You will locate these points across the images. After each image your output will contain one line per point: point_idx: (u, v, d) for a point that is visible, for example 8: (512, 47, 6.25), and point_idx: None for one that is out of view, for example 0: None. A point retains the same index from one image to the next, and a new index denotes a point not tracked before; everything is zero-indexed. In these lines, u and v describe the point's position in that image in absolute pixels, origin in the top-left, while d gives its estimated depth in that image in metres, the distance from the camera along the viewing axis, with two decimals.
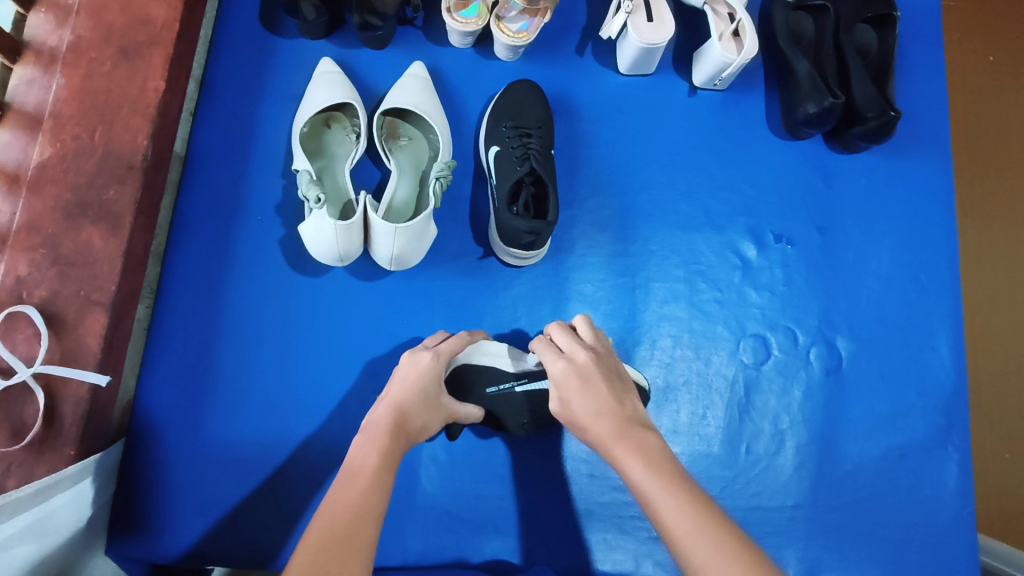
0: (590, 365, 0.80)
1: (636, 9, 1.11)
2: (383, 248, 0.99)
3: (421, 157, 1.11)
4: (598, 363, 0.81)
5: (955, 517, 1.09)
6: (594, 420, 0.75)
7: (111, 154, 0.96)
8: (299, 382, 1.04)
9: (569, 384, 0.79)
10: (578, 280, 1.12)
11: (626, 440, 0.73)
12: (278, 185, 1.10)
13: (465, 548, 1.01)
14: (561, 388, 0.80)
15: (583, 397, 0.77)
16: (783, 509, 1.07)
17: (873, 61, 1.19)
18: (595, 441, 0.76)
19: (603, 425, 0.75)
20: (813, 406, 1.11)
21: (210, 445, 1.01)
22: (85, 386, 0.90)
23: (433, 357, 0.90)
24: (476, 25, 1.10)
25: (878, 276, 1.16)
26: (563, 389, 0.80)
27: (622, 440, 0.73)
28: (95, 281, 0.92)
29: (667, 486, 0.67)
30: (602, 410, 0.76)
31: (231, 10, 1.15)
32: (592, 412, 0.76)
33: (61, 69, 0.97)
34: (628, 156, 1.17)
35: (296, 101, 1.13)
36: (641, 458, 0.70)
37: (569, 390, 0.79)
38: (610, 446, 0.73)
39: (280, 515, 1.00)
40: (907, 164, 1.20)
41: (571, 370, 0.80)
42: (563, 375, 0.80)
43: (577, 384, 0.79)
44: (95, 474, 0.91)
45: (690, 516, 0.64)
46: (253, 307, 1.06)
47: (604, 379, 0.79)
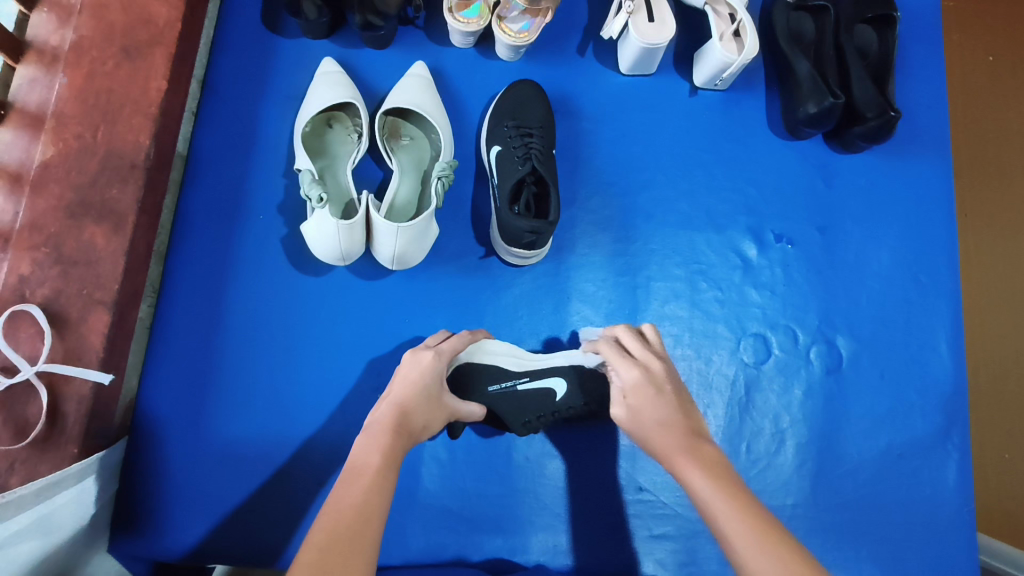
0: (663, 376, 0.86)
1: (637, 10, 1.12)
2: (386, 247, 0.99)
3: (422, 157, 1.11)
4: (671, 375, 0.86)
5: (955, 515, 1.09)
6: (663, 430, 0.79)
7: (113, 154, 0.96)
8: (301, 381, 1.04)
9: (642, 391, 0.84)
10: (579, 279, 1.13)
11: (689, 454, 0.75)
12: (280, 184, 1.10)
13: (466, 547, 1.02)
14: (633, 395, 0.85)
15: (657, 407, 0.82)
16: (784, 507, 1.08)
17: (874, 62, 1.19)
18: (658, 451, 0.78)
19: (670, 435, 0.78)
20: (813, 405, 1.12)
21: (212, 444, 1.01)
22: (88, 385, 0.90)
23: (435, 356, 0.90)
24: (477, 25, 1.10)
25: (878, 276, 1.16)
26: (636, 396, 0.84)
27: (685, 452, 0.75)
28: (98, 280, 0.92)
29: (728, 503, 0.69)
30: (674, 421, 0.80)
31: (232, 10, 1.15)
32: (663, 422, 0.80)
33: (63, 69, 0.97)
34: (629, 156, 1.17)
35: (298, 101, 1.13)
36: (703, 470, 0.72)
37: (643, 398, 0.83)
38: (670, 455, 0.76)
39: (282, 513, 1.00)
40: (907, 164, 1.20)
41: (647, 380, 0.85)
42: (638, 382, 0.85)
43: (651, 393, 0.83)
44: (98, 472, 0.91)
45: (745, 528, 0.66)
46: (255, 306, 1.06)
47: (676, 392, 0.84)
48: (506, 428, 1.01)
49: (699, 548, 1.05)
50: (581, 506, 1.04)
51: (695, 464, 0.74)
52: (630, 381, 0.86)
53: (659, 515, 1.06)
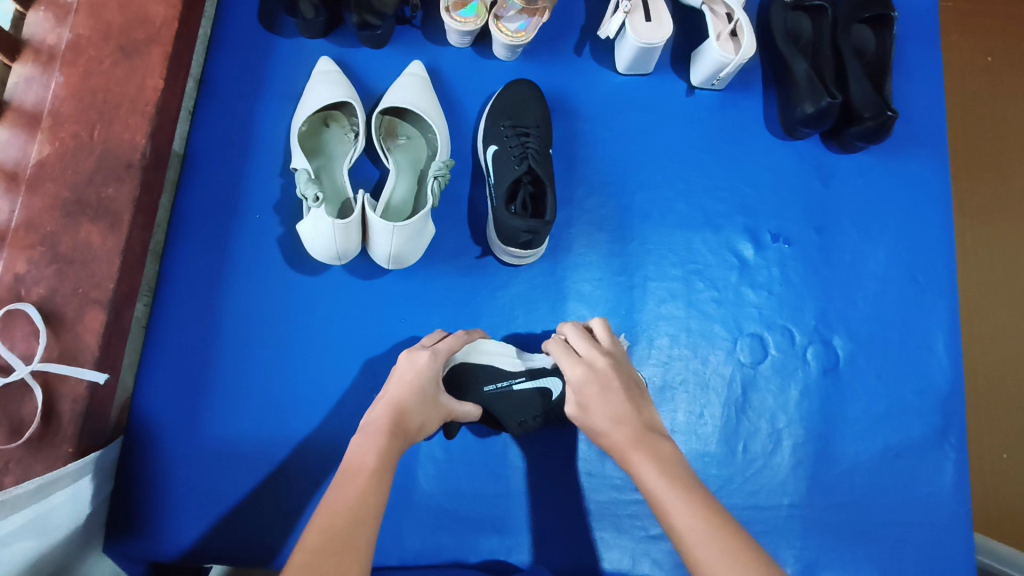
0: (608, 372, 0.83)
1: (635, 9, 1.11)
2: (382, 246, 0.99)
3: (419, 156, 1.11)
4: (616, 370, 0.84)
5: (952, 516, 1.09)
6: (613, 426, 0.78)
7: (110, 153, 0.96)
8: (297, 380, 1.04)
9: (590, 390, 0.81)
10: (576, 279, 1.13)
11: (642, 449, 0.76)
12: (277, 184, 1.10)
13: (463, 547, 1.02)
14: (580, 394, 0.82)
15: (606, 402, 0.80)
16: (780, 507, 1.08)
17: (871, 61, 1.19)
18: (612, 446, 0.79)
19: (624, 431, 0.78)
20: (810, 405, 1.12)
21: (208, 443, 1.01)
22: (84, 384, 0.90)
23: (430, 356, 0.90)
24: (474, 25, 1.10)
25: (876, 276, 1.16)
26: (583, 394, 0.82)
27: (638, 447, 0.76)
28: (94, 279, 0.92)
29: (682, 500, 0.70)
30: (625, 414, 0.79)
31: (230, 10, 1.15)
32: (617, 418, 0.79)
33: (60, 68, 0.97)
34: (626, 156, 1.17)
35: (295, 100, 1.13)
36: (653, 462, 0.74)
37: (590, 396, 0.81)
38: (627, 452, 0.77)
39: (279, 513, 1.00)
40: (904, 164, 1.20)
41: (592, 377, 0.82)
42: (584, 381, 0.82)
43: (601, 389, 0.81)
44: (94, 471, 0.91)
45: (698, 523, 0.68)
46: (252, 305, 1.06)
47: (623, 386, 0.82)
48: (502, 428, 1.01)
49: None
50: (578, 507, 1.04)
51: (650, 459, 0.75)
52: (577, 381, 0.83)
53: (656, 515, 1.06)
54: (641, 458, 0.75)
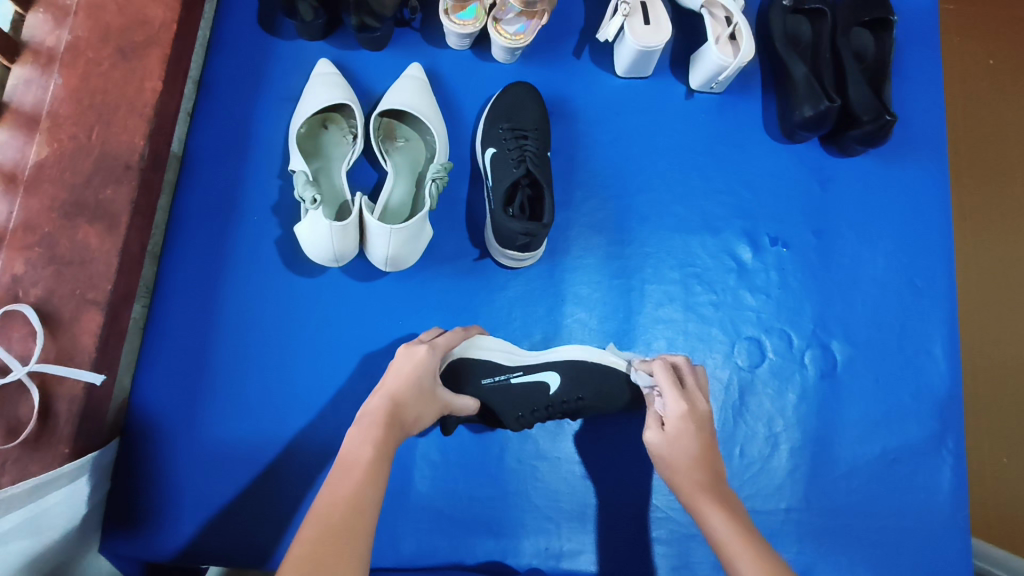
0: (706, 417, 0.86)
1: (634, 12, 1.11)
2: (379, 249, 0.99)
3: (417, 159, 1.11)
4: (713, 417, 0.87)
5: (950, 520, 1.09)
6: (688, 469, 0.83)
7: (108, 154, 0.96)
8: (293, 382, 1.04)
9: (686, 426, 0.85)
10: (573, 282, 1.13)
11: (707, 494, 0.81)
12: (275, 185, 1.10)
13: (459, 550, 1.02)
14: (673, 427, 0.85)
15: (697, 444, 0.84)
16: (777, 511, 1.08)
17: (870, 65, 1.19)
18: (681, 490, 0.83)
19: (695, 473, 0.82)
20: (807, 408, 1.11)
21: (204, 444, 1.01)
22: (80, 385, 0.90)
23: (429, 349, 0.89)
24: (473, 28, 1.10)
25: (874, 280, 1.16)
26: (676, 429, 0.85)
27: (706, 493, 0.81)
28: (91, 280, 0.92)
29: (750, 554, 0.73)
30: (703, 460, 0.84)
31: (229, 12, 1.15)
32: (693, 462, 0.83)
33: (59, 69, 0.98)
34: (625, 158, 1.17)
35: (293, 101, 1.13)
36: (722, 512, 0.78)
37: (682, 433, 0.84)
38: (692, 495, 0.81)
39: (274, 514, 1.00)
40: (904, 168, 1.20)
41: (690, 417, 0.85)
42: (684, 417, 0.85)
43: (697, 432, 0.85)
44: (90, 473, 0.91)
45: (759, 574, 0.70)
46: (248, 306, 1.06)
47: (714, 434, 0.86)
48: (497, 423, 1.01)
49: (692, 551, 1.05)
50: (574, 509, 1.04)
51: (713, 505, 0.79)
52: (676, 417, 0.85)
53: (651, 518, 1.05)
54: (713, 508, 0.79)
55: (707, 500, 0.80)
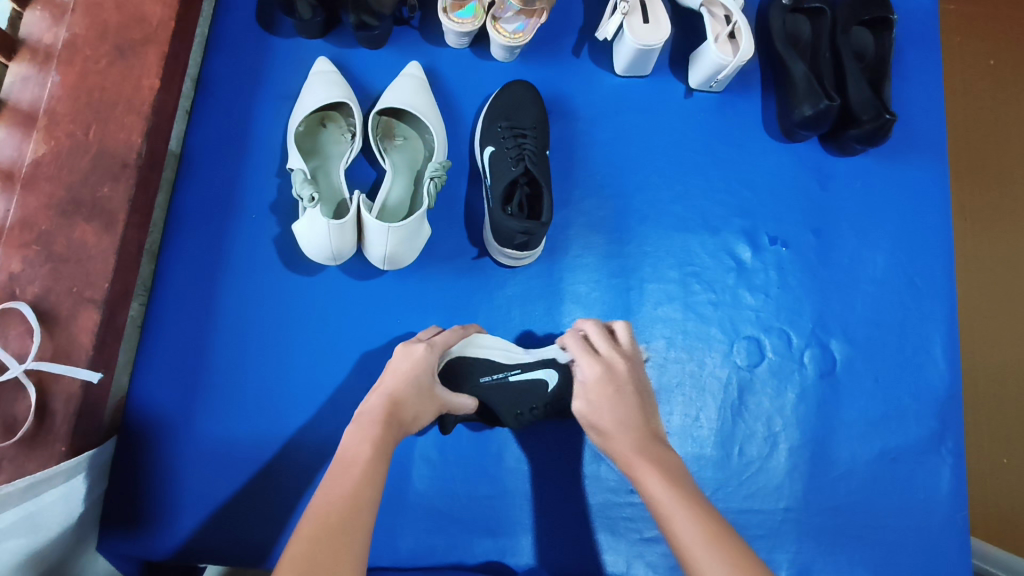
0: (624, 376, 0.87)
1: (633, 10, 1.11)
2: (377, 247, 0.99)
3: (416, 158, 1.11)
4: (632, 375, 0.88)
5: (950, 520, 1.08)
6: (618, 431, 0.81)
7: (105, 152, 0.96)
8: (291, 381, 1.04)
9: (603, 388, 0.85)
10: (572, 281, 1.12)
11: (642, 455, 0.78)
12: (273, 184, 1.10)
13: (458, 549, 1.01)
14: (593, 391, 0.85)
15: (619, 404, 0.83)
16: (776, 511, 1.07)
17: (870, 63, 1.19)
18: (617, 454, 0.80)
19: (625, 437, 0.80)
20: (807, 408, 1.11)
21: (202, 443, 1.01)
22: (77, 383, 0.90)
23: (427, 348, 0.90)
24: (472, 26, 1.10)
25: (873, 279, 1.16)
26: (594, 392, 0.85)
27: (639, 455, 0.78)
28: (88, 278, 0.92)
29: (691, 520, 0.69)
30: (630, 421, 0.82)
31: (227, 10, 1.15)
32: (618, 423, 0.82)
33: (56, 67, 0.98)
34: (624, 157, 1.17)
35: (292, 100, 1.13)
36: (658, 473, 0.75)
37: (603, 394, 0.84)
38: (629, 459, 0.78)
39: (272, 513, 1.00)
40: (904, 167, 1.20)
41: (607, 378, 0.86)
42: (600, 379, 0.85)
43: (614, 390, 0.85)
44: (87, 471, 0.91)
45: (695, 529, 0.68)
46: (246, 305, 1.06)
47: (636, 394, 0.85)
48: (497, 421, 1.01)
49: None
50: (573, 509, 1.04)
51: (652, 465, 0.76)
52: (591, 377, 0.86)
53: (650, 517, 1.05)
54: (651, 473, 0.75)
55: (643, 465, 0.76)
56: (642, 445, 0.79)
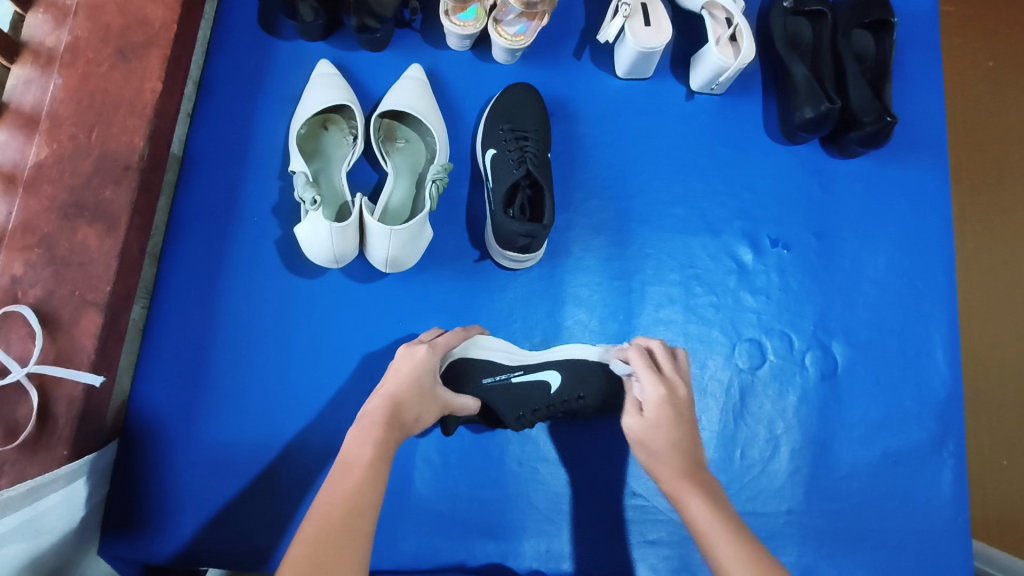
0: (684, 402, 0.84)
1: (634, 13, 1.11)
2: (379, 250, 0.99)
3: (418, 160, 1.11)
4: (694, 402, 0.85)
5: (950, 522, 1.09)
6: (666, 455, 0.81)
7: (107, 155, 0.96)
8: (293, 383, 1.04)
9: (665, 413, 0.82)
10: (574, 283, 1.12)
11: (688, 480, 0.79)
12: (275, 187, 1.10)
13: (460, 551, 1.01)
14: (650, 413, 0.83)
15: (676, 431, 0.82)
16: (778, 514, 1.07)
17: (870, 66, 1.19)
18: (661, 476, 0.81)
19: (674, 462, 0.80)
20: (808, 410, 1.11)
21: (203, 445, 1.01)
22: (79, 386, 0.89)
23: (428, 349, 0.89)
24: (473, 28, 1.10)
25: (874, 281, 1.16)
26: (653, 415, 0.82)
27: (684, 480, 0.79)
28: (90, 281, 0.92)
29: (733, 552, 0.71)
30: (682, 447, 0.81)
31: (229, 12, 1.15)
32: (667, 447, 0.81)
33: (58, 70, 0.98)
34: (625, 160, 1.17)
35: (294, 102, 1.13)
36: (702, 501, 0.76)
37: (661, 418, 0.82)
38: (672, 482, 0.79)
39: (274, 516, 1.00)
40: (904, 170, 1.20)
41: (668, 403, 0.82)
42: (662, 402, 0.82)
43: (673, 414, 0.82)
44: (89, 474, 0.90)
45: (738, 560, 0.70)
46: (248, 307, 1.06)
47: (693, 422, 0.83)
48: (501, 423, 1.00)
49: (692, 553, 1.04)
50: (574, 512, 1.04)
51: (693, 492, 0.78)
52: (650, 400, 0.83)
53: (652, 520, 1.05)
54: (697, 500, 0.77)
55: (689, 491, 0.78)
56: (691, 471, 0.80)
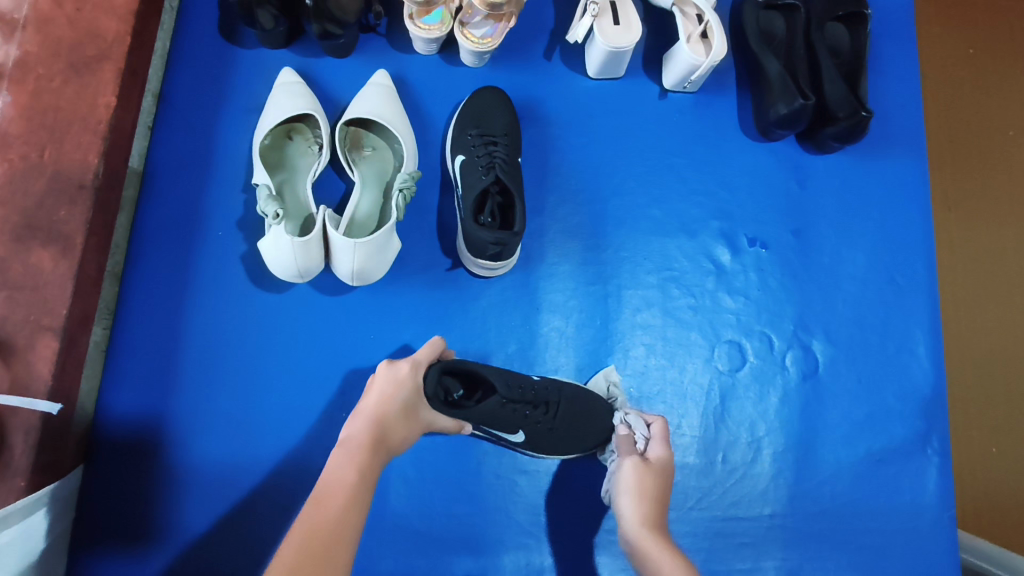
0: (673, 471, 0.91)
1: (603, 12, 1.09)
2: (344, 263, 0.97)
3: (385, 168, 1.09)
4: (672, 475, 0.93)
5: (935, 519, 1.08)
6: (642, 503, 0.85)
7: (61, 174, 0.93)
8: (263, 402, 1.02)
9: (663, 470, 0.89)
10: (549, 289, 1.10)
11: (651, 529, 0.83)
12: (240, 200, 1.07)
13: (438, 566, 1.00)
14: (650, 464, 0.89)
15: (660, 492, 0.88)
16: (761, 518, 1.06)
17: (846, 59, 1.16)
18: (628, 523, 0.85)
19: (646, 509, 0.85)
20: (790, 411, 1.10)
21: (173, 467, 0.99)
22: (37, 414, 0.87)
23: (411, 368, 0.87)
24: (439, 32, 1.07)
25: (853, 277, 1.14)
26: (653, 467, 0.89)
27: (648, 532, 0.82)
28: (45, 305, 0.89)
29: None
30: (659, 504, 0.86)
31: (188, 21, 1.12)
32: (646, 497, 0.86)
33: (7, 86, 0.94)
34: (599, 160, 1.15)
35: (257, 113, 1.10)
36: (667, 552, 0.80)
37: (654, 472, 0.88)
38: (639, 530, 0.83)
39: (248, 537, 0.98)
40: (882, 164, 1.18)
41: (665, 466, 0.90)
42: (664, 463, 0.90)
43: (664, 480, 0.89)
44: (48, 504, 0.87)
45: None
46: (215, 325, 1.03)
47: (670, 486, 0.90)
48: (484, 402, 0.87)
49: None
50: (554, 523, 1.02)
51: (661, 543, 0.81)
52: (658, 458, 0.90)
53: None
54: (661, 548, 0.80)
55: (653, 538, 0.82)
56: (656, 526, 0.84)
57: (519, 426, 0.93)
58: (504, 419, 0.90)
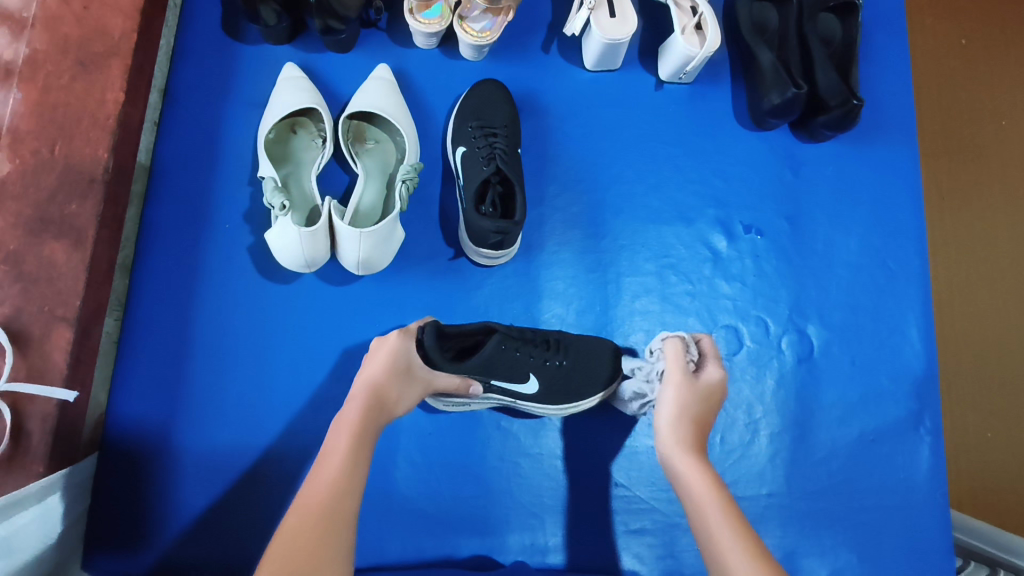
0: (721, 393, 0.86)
1: (599, 5, 1.11)
2: (350, 253, 0.99)
3: (387, 160, 1.11)
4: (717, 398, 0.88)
5: (928, 496, 1.10)
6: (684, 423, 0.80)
7: (72, 168, 0.95)
8: (272, 390, 1.04)
9: (711, 391, 0.84)
10: (549, 277, 1.13)
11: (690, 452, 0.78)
12: (245, 193, 1.09)
13: (446, 548, 1.02)
14: (700, 384, 0.84)
15: (704, 411, 0.83)
16: (759, 497, 1.09)
17: (837, 49, 1.19)
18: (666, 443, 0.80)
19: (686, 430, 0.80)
20: (786, 394, 1.12)
21: (184, 454, 1.01)
22: (53, 402, 0.89)
23: (401, 333, 0.86)
24: (438, 26, 1.09)
25: (847, 263, 1.17)
26: (702, 387, 0.83)
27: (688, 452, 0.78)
28: (59, 296, 0.91)
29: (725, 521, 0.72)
30: (699, 424, 0.82)
31: (192, 18, 1.14)
32: (690, 417, 0.81)
33: (17, 83, 0.96)
34: (597, 150, 1.17)
35: (261, 107, 1.12)
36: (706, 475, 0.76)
37: (701, 392, 0.83)
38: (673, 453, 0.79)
39: (259, 521, 1.00)
40: (874, 152, 1.21)
41: (714, 388, 0.84)
42: (717, 383, 0.85)
43: (712, 399, 0.84)
44: (64, 488, 0.90)
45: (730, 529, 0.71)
46: (223, 316, 1.05)
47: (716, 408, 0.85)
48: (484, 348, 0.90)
49: (678, 540, 1.06)
50: (557, 504, 1.05)
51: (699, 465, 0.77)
52: (709, 378, 0.85)
53: (636, 510, 1.06)
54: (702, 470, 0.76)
55: (691, 460, 0.78)
56: (696, 447, 0.79)
57: (529, 369, 0.94)
58: (511, 362, 0.92)
